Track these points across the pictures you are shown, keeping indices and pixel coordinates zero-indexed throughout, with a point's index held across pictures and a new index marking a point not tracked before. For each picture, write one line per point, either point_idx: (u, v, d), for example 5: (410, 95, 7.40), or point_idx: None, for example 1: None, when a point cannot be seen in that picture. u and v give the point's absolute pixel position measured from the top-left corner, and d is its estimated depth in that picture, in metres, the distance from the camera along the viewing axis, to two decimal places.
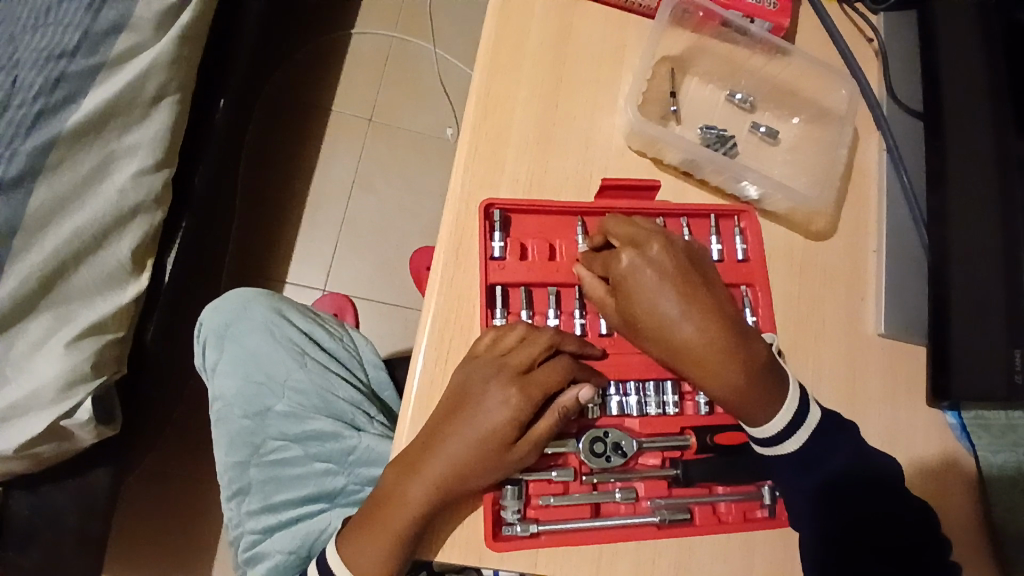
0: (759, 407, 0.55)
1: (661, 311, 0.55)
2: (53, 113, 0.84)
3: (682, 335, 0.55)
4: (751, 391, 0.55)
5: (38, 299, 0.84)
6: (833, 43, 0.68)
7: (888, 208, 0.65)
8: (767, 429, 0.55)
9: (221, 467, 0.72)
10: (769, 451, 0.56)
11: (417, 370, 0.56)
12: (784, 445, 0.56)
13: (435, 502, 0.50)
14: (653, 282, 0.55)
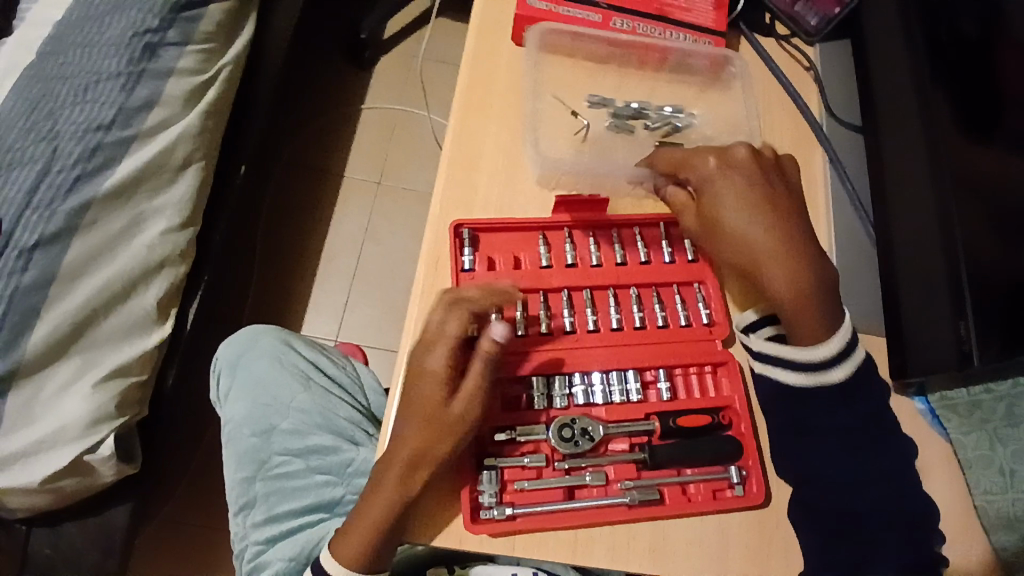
0: (823, 329, 0.59)
1: (748, 234, 0.60)
2: (90, 177, 0.94)
3: (768, 255, 0.60)
4: (823, 308, 0.59)
5: (69, 344, 0.90)
6: (772, 72, 0.75)
7: (836, 210, 0.70)
8: (822, 353, 0.58)
9: (230, 484, 0.77)
10: (811, 378, 0.59)
11: (399, 372, 0.62)
12: (832, 373, 0.59)
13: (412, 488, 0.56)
14: (736, 206, 0.60)
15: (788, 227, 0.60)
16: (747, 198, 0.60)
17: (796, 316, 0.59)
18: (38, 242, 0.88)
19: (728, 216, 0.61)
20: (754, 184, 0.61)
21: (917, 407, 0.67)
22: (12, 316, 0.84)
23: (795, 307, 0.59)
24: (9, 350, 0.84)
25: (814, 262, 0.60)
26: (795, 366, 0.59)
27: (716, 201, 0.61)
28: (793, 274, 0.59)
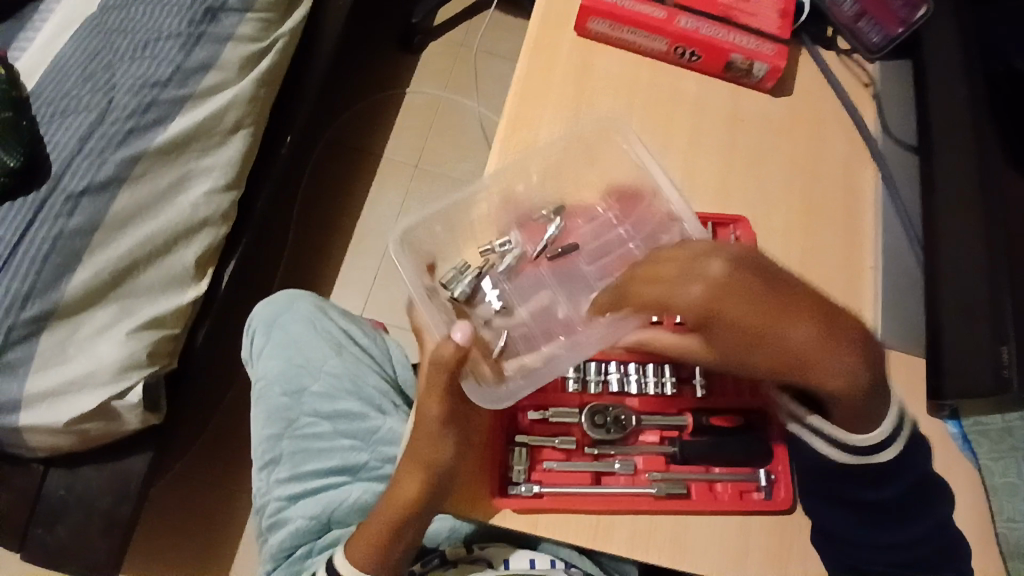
0: (872, 419, 0.54)
1: (789, 336, 0.51)
2: (142, 131, 0.94)
3: (810, 351, 0.51)
4: (869, 403, 0.53)
5: (109, 290, 0.91)
6: (830, 85, 0.75)
7: (885, 228, 0.70)
8: (871, 439, 0.55)
9: (256, 439, 0.78)
10: (860, 459, 0.56)
11: None
12: (880, 454, 0.55)
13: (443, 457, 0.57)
14: (743, 309, 0.51)
15: (799, 333, 0.51)
16: (748, 313, 0.51)
17: (850, 414, 0.54)
18: (87, 189, 0.90)
19: (741, 348, 0.52)
20: (744, 288, 0.51)
21: (948, 431, 0.66)
22: (56, 258, 0.87)
23: (848, 409, 0.53)
24: (49, 289, 0.86)
25: (846, 355, 0.52)
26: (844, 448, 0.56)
27: (719, 327, 0.52)
28: (840, 377, 0.52)
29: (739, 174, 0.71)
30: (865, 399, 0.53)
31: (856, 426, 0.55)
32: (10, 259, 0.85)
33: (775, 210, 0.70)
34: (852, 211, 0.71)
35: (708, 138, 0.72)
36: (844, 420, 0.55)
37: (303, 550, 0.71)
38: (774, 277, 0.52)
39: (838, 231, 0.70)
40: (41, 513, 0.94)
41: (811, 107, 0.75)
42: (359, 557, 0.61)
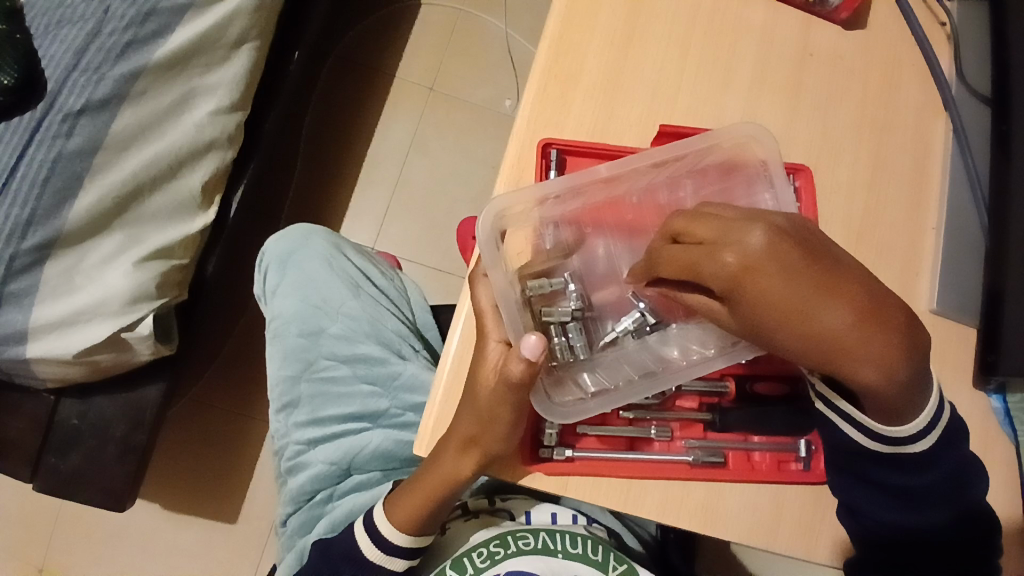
0: (905, 411, 0.48)
1: (829, 317, 0.43)
2: (141, 44, 0.86)
3: (839, 338, 0.43)
4: (908, 393, 0.47)
5: (113, 217, 0.87)
6: (907, 22, 0.68)
7: (950, 186, 0.66)
8: (900, 433, 0.50)
9: (273, 381, 0.76)
10: (892, 448, 0.51)
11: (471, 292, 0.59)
12: (915, 444, 0.50)
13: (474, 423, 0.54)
14: (778, 285, 0.43)
15: (840, 315, 0.43)
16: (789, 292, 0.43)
17: (880, 405, 0.48)
18: (85, 108, 0.83)
19: (772, 323, 0.44)
20: (775, 260, 0.44)
21: (991, 405, 0.63)
22: (56, 181, 0.81)
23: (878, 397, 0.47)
24: (51, 216, 0.81)
25: (886, 338, 0.44)
26: (880, 437, 0.50)
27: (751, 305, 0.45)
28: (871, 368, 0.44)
29: (798, 120, 0.66)
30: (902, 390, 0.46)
31: (886, 416, 0.49)
32: (9, 182, 0.80)
33: (833, 161, 0.65)
34: (916, 165, 0.67)
35: (766, 76, 0.66)
36: (879, 407, 0.48)
37: (323, 495, 0.70)
38: (821, 249, 0.45)
39: (900, 186, 0.66)
40: (54, 440, 0.93)
41: (883, 46, 0.68)
42: (401, 520, 0.59)
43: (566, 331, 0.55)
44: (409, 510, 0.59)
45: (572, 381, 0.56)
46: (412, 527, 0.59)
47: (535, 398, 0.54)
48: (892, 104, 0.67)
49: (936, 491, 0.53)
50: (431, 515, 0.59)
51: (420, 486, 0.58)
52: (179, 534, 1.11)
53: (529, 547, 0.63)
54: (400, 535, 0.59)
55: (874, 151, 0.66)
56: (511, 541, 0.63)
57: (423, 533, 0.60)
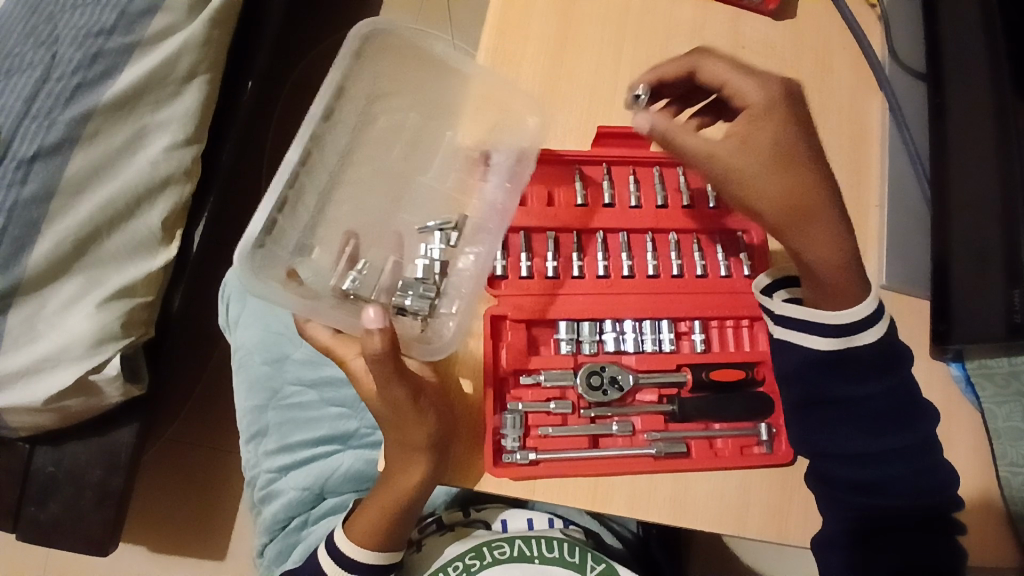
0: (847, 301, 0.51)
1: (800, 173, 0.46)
2: (90, 86, 0.86)
3: (804, 192, 0.47)
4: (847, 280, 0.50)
5: (71, 261, 0.86)
6: (836, 7, 0.69)
7: (890, 162, 0.67)
8: (848, 317, 0.51)
9: (240, 411, 0.75)
10: (844, 340, 0.51)
11: (434, 333, 0.57)
12: (862, 335, 0.51)
13: (432, 437, 0.53)
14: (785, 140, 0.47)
15: (807, 181, 0.47)
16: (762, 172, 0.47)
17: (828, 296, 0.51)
18: (37, 153, 0.83)
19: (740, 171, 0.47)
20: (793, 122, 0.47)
21: (951, 374, 0.64)
22: (13, 230, 0.81)
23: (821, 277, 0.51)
24: (10, 264, 0.81)
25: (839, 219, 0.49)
26: (823, 331, 0.51)
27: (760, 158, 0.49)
28: (824, 242, 0.48)
29: None
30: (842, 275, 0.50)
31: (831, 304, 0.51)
32: None
33: None
34: (856, 145, 0.67)
35: None
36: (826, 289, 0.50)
37: (297, 522, 0.69)
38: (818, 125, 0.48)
39: (840, 167, 0.67)
40: (33, 490, 0.92)
41: (815, 32, 0.69)
42: (363, 536, 0.58)
43: (408, 289, 0.58)
44: (370, 523, 0.58)
45: (435, 328, 0.58)
46: (375, 542, 0.58)
47: (427, 355, 0.55)
48: (828, 87, 0.68)
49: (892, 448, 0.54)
50: (393, 529, 0.57)
51: (380, 500, 0.57)
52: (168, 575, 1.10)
53: (505, 556, 0.63)
54: (363, 552, 0.58)
55: None
56: (486, 552, 0.63)
57: (387, 549, 0.58)
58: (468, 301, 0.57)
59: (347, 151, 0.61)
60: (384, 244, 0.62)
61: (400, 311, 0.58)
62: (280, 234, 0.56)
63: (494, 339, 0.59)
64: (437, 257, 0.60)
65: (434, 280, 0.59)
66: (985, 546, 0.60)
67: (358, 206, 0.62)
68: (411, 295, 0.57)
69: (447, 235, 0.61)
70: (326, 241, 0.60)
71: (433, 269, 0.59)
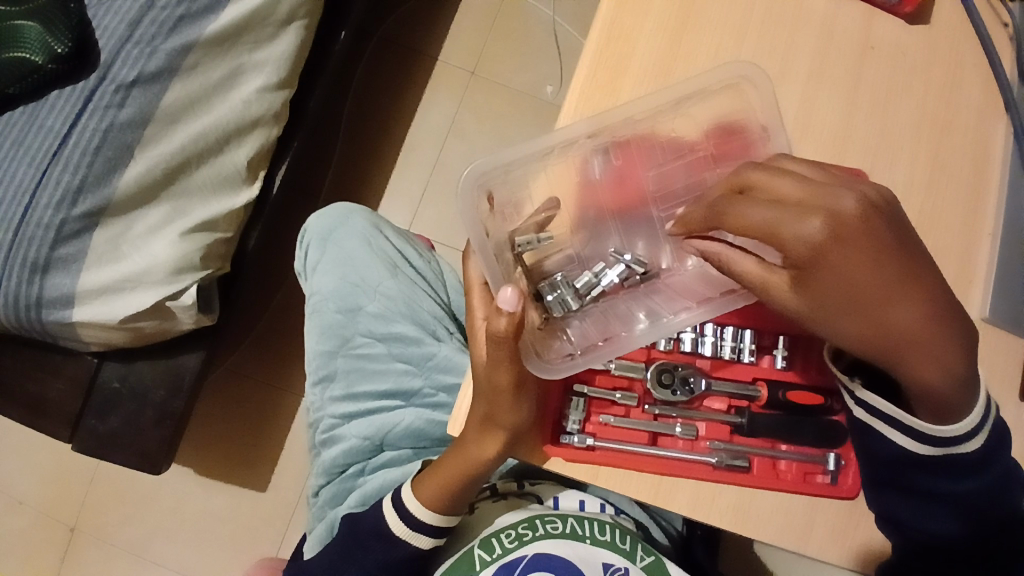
0: (958, 409, 0.49)
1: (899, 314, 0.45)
2: (194, 18, 0.87)
3: (904, 328, 0.45)
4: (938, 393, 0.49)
5: (160, 188, 0.88)
6: (971, 23, 0.67)
7: (1009, 191, 0.64)
8: (945, 433, 0.50)
9: (310, 355, 0.76)
10: (939, 449, 0.51)
11: (558, 349, 0.55)
12: (967, 442, 0.51)
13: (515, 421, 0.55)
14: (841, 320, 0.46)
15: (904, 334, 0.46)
16: (866, 276, 0.43)
17: (926, 395, 0.49)
18: (137, 78, 0.84)
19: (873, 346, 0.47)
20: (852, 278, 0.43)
21: None
22: (106, 149, 0.83)
23: (871, 339, 0.46)
24: (101, 184, 0.83)
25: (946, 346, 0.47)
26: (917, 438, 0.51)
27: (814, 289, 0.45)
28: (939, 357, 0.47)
29: (858, 120, 0.64)
30: (935, 332, 0.46)
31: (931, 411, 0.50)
32: (62, 149, 0.82)
33: (889, 161, 0.64)
34: (975, 167, 0.65)
35: (821, 71, 0.65)
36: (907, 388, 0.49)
37: (355, 469, 0.71)
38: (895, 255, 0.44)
39: (957, 189, 0.65)
40: (95, 402, 0.95)
41: (946, 46, 0.67)
42: (431, 497, 0.60)
43: (556, 287, 0.56)
44: (437, 488, 0.60)
45: (552, 332, 0.56)
46: (440, 505, 0.60)
47: (528, 363, 0.53)
48: (952, 107, 0.66)
49: (943, 508, 0.54)
50: (461, 493, 0.60)
51: (450, 465, 0.59)
52: (213, 498, 1.15)
53: (557, 531, 0.63)
54: (428, 513, 0.60)
55: (930, 153, 0.65)
56: (540, 524, 0.64)
57: (452, 509, 0.61)
58: (601, 356, 0.53)
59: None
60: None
61: (540, 296, 0.56)
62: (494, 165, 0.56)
63: None
64: (606, 285, 0.57)
65: (586, 297, 0.57)
66: None
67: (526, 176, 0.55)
68: (558, 295, 0.55)
69: (631, 271, 0.57)
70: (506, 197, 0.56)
71: (593, 290, 0.56)
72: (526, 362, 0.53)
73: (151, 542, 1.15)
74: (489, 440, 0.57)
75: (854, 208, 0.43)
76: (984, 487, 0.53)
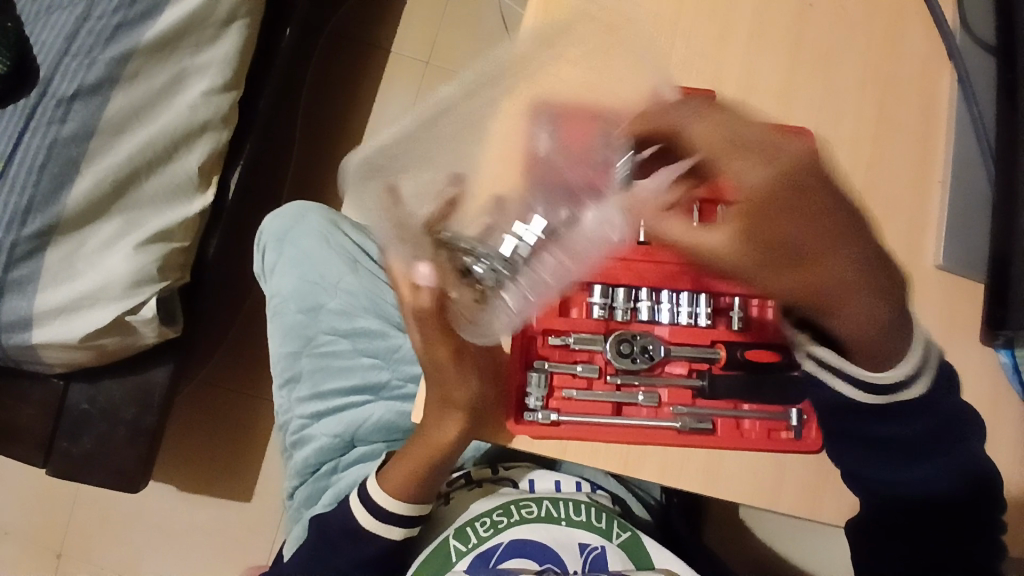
0: (891, 354, 0.50)
1: (842, 254, 0.41)
2: (132, 25, 0.85)
3: (848, 276, 0.42)
4: (881, 346, 0.49)
5: (110, 201, 0.86)
6: None
7: (955, 139, 0.65)
8: (886, 380, 0.51)
9: (274, 357, 0.75)
10: (884, 397, 0.52)
11: (491, 310, 0.56)
12: (910, 389, 0.52)
13: (476, 406, 0.57)
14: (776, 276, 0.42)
15: (844, 277, 0.42)
16: (813, 216, 0.39)
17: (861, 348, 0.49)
18: (77, 91, 0.82)
19: (797, 290, 0.43)
20: (798, 212, 0.39)
21: (999, 360, 0.63)
22: (52, 166, 0.82)
23: (801, 293, 0.43)
24: (50, 201, 0.82)
25: (878, 296, 0.45)
26: (858, 387, 0.52)
27: (753, 236, 0.40)
28: (864, 311, 0.45)
29: (803, 77, 0.65)
30: (864, 275, 0.43)
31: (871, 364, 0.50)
32: (8, 170, 0.81)
33: (835, 117, 0.65)
34: (921, 116, 0.66)
35: (765, 29, 0.65)
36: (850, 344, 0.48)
37: (328, 467, 0.71)
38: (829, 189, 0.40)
39: (904, 139, 0.65)
40: (65, 425, 0.93)
41: None
42: (394, 486, 0.60)
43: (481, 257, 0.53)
44: (402, 476, 0.60)
45: (486, 301, 0.56)
46: (403, 493, 0.60)
47: (461, 330, 0.58)
48: (895, 58, 0.66)
49: (903, 457, 0.55)
50: (429, 479, 0.60)
51: (415, 451, 0.60)
52: (198, 511, 1.13)
53: (532, 515, 0.64)
54: (392, 502, 0.60)
55: (875, 107, 0.65)
56: (514, 510, 0.64)
57: (420, 498, 0.60)
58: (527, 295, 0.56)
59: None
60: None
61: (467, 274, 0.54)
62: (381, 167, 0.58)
63: None
64: (529, 240, 0.54)
65: (517, 260, 0.53)
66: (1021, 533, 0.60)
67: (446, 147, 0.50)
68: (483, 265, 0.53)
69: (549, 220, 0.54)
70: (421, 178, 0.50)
71: (521, 252, 0.53)
72: (462, 333, 0.58)
73: (138, 561, 1.13)
74: (454, 427, 0.58)
75: (801, 151, 0.39)
76: (927, 433, 0.53)
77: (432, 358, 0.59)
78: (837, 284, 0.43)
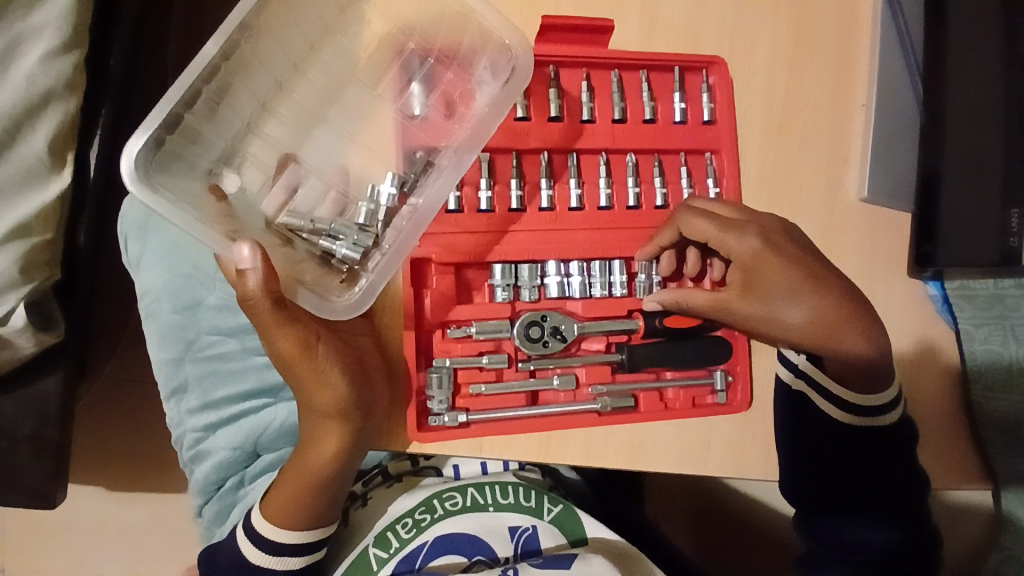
0: (878, 379, 0.56)
1: (825, 295, 0.53)
2: None
3: (817, 322, 0.53)
4: (860, 376, 0.56)
5: None
6: None
7: (881, 54, 0.60)
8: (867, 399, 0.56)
9: (155, 365, 0.67)
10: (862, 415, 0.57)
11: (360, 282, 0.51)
12: (883, 416, 0.57)
13: (349, 406, 0.49)
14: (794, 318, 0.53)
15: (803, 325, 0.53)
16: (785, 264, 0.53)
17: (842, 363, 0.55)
18: None
19: (796, 332, 0.54)
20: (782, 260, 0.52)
21: (927, 294, 0.61)
22: None
23: (817, 333, 0.54)
24: None
25: (866, 340, 0.54)
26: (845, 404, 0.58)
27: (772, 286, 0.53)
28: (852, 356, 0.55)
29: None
30: (847, 317, 0.54)
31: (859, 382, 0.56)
32: None
33: (750, 41, 0.59)
34: (840, 35, 0.61)
35: None
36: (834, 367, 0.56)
37: (233, 482, 0.65)
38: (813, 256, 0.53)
39: (827, 61, 0.60)
40: None
41: None
42: (277, 516, 0.54)
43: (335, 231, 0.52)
44: (284, 500, 0.54)
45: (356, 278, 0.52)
46: (288, 520, 0.54)
47: (331, 314, 0.48)
48: None
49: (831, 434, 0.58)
50: (314, 501, 0.53)
51: (294, 472, 0.53)
52: (102, 542, 0.97)
53: (457, 507, 0.59)
54: (279, 533, 0.54)
55: (794, 26, 0.60)
56: (438, 504, 0.59)
57: (311, 522, 0.54)
58: (391, 256, 0.49)
59: (281, 80, 0.53)
60: (325, 178, 0.55)
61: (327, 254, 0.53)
62: (200, 140, 0.50)
63: (417, 285, 0.53)
64: (385, 202, 0.53)
65: (376, 228, 0.53)
66: (950, 470, 0.59)
67: (294, 124, 0.54)
68: (341, 242, 0.52)
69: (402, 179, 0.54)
70: (258, 157, 0.53)
71: (376, 215, 0.53)
72: (330, 312, 0.48)
73: None
74: (333, 439, 0.51)
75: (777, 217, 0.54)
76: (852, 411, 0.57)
77: (282, 359, 0.49)
78: (827, 316, 0.53)
